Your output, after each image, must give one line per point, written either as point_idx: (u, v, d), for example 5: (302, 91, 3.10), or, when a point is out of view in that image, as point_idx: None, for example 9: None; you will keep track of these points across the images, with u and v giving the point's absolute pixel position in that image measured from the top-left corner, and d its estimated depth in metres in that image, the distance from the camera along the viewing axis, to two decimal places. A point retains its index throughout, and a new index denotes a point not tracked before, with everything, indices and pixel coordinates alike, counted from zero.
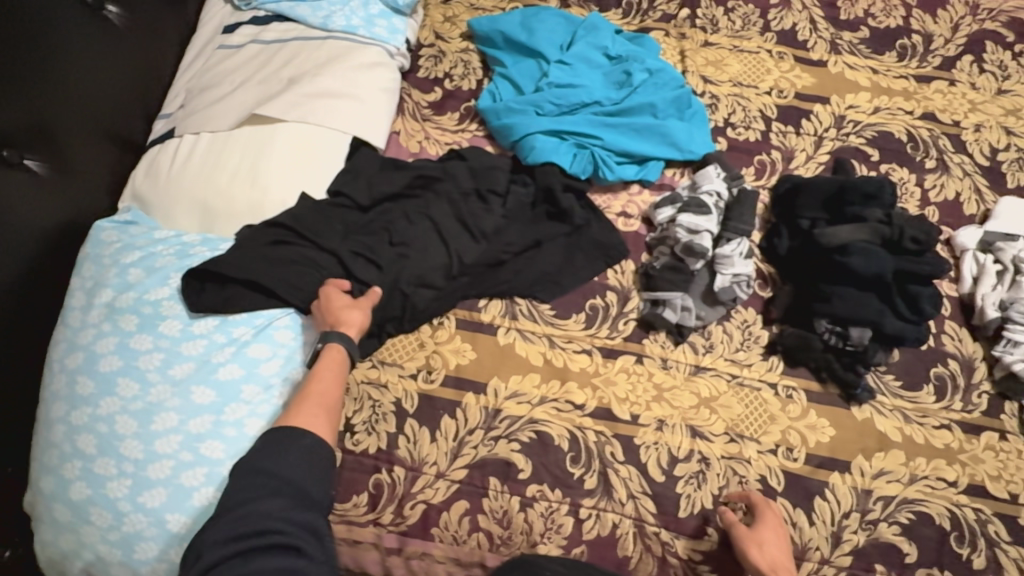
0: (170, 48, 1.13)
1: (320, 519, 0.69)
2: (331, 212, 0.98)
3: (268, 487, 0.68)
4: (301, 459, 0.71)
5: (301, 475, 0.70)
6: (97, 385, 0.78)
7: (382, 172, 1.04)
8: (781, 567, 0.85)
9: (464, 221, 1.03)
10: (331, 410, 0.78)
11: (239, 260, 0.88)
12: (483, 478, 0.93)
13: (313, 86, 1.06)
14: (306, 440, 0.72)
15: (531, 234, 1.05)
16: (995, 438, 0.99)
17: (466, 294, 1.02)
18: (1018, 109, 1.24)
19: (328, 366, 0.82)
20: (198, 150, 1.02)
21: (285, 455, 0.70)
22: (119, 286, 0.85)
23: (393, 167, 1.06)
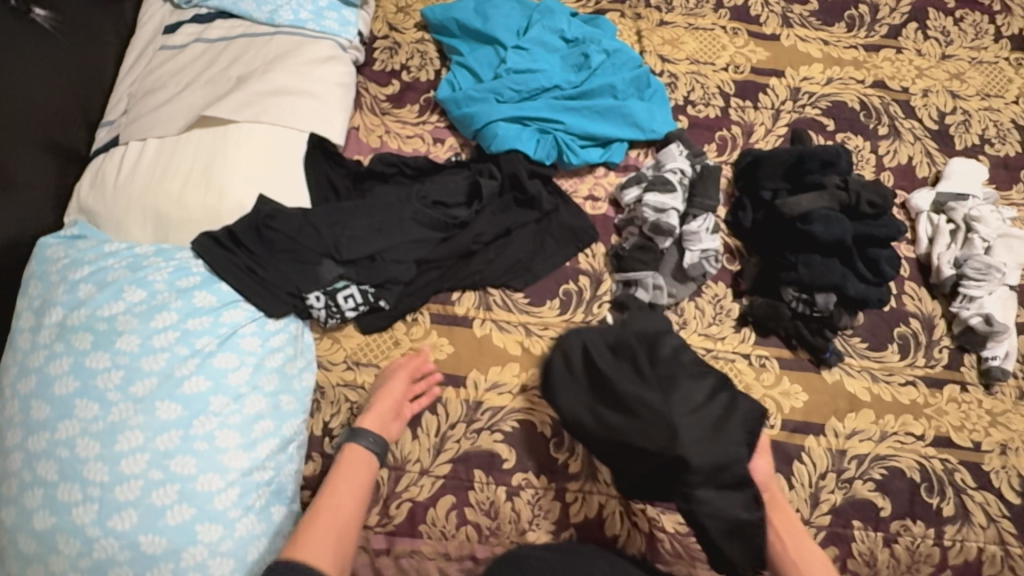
0: (108, 52, 1.07)
1: None
2: (302, 217, 0.95)
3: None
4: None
5: None
6: (53, 409, 0.74)
7: (692, 412, 0.84)
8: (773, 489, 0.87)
9: (430, 223, 1.02)
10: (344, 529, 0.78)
11: (223, 269, 0.87)
12: (467, 471, 0.94)
13: (264, 83, 1.02)
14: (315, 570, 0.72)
15: (502, 223, 1.05)
16: (957, 390, 1.03)
17: (438, 288, 1.01)
18: (962, 72, 1.28)
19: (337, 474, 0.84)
20: (146, 157, 0.97)
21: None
22: (70, 304, 0.80)
23: (680, 381, 0.87)
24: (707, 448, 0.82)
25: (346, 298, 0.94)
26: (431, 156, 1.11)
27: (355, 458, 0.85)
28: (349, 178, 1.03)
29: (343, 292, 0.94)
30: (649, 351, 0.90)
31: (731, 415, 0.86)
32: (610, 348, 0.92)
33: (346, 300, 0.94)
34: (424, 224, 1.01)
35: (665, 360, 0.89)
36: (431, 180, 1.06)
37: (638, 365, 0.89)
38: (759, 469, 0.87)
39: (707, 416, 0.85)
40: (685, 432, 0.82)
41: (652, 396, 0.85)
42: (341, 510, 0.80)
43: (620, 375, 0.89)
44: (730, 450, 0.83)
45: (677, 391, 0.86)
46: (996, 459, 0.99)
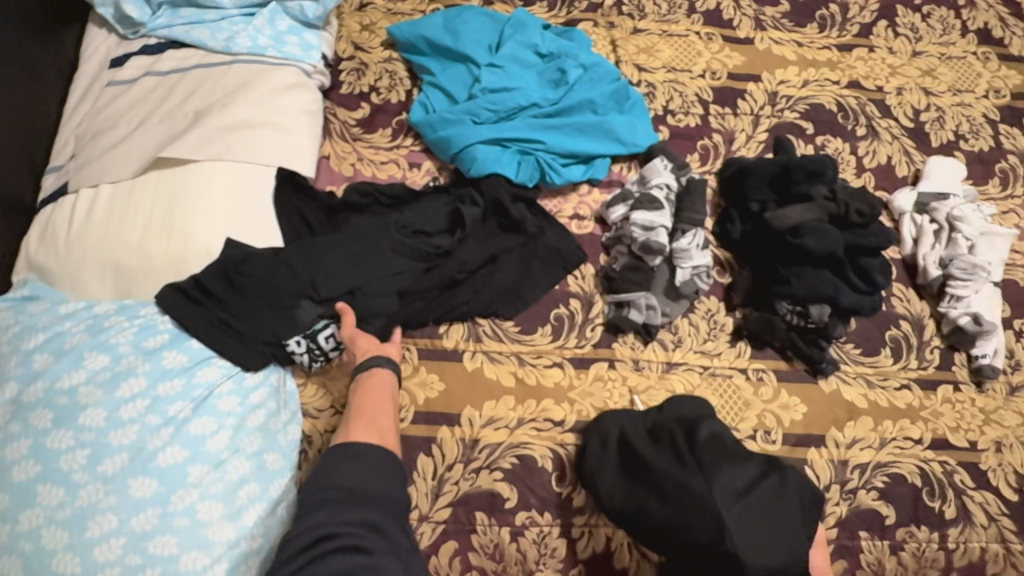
0: (50, 90, 1.00)
1: (378, 514, 0.68)
2: (275, 257, 0.89)
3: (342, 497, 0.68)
4: (378, 463, 0.73)
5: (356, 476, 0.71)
6: (11, 498, 0.68)
7: (738, 500, 0.76)
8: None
9: (413, 254, 0.97)
10: (372, 419, 0.79)
11: (192, 324, 0.82)
12: (468, 514, 0.90)
13: (224, 117, 0.96)
14: (352, 445, 0.74)
15: (484, 251, 1.00)
16: (950, 390, 1.03)
17: (425, 321, 0.97)
18: (933, 68, 1.29)
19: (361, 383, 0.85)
20: (99, 205, 0.90)
21: (337, 462, 0.72)
22: (25, 378, 0.74)
23: (723, 465, 0.78)
24: (762, 544, 0.74)
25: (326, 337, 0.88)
26: (408, 183, 1.07)
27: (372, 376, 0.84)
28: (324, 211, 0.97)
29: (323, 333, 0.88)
30: (689, 434, 0.84)
31: (787, 501, 0.78)
32: (647, 434, 0.88)
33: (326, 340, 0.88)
34: (404, 254, 0.96)
35: (704, 441, 0.81)
36: (410, 207, 1.01)
37: (677, 446, 0.83)
38: (814, 561, 0.86)
39: (755, 500, 0.76)
40: (738, 527, 0.74)
41: (693, 485, 0.78)
42: (375, 415, 0.80)
43: (656, 457, 0.83)
44: (788, 544, 0.76)
45: (720, 474, 0.78)
46: (992, 457, 1.00)
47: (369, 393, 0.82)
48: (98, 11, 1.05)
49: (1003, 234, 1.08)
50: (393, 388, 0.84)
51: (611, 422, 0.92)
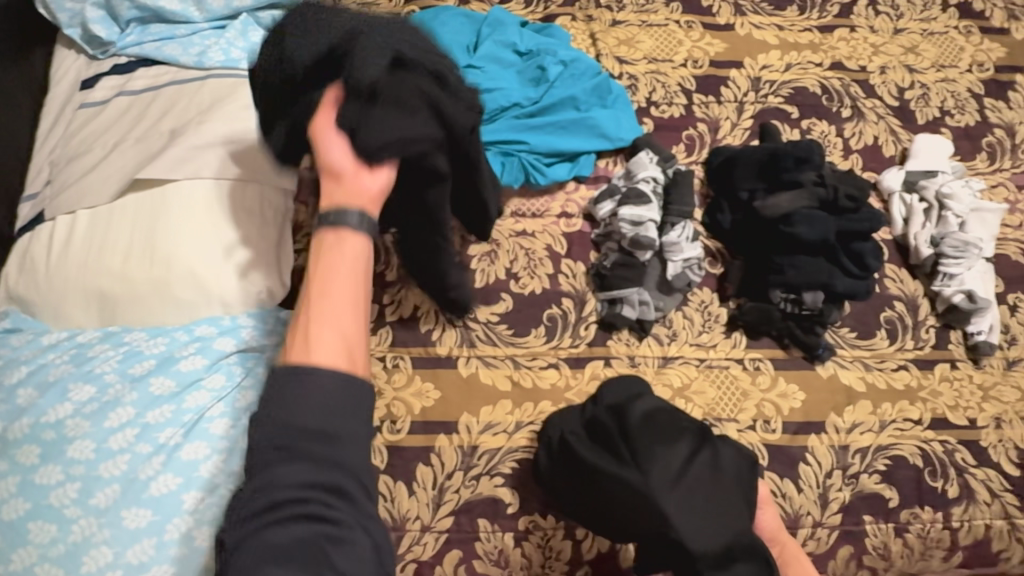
0: (21, 117, 0.98)
1: (344, 474, 0.58)
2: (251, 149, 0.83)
3: (298, 447, 0.58)
4: (334, 394, 0.60)
5: (318, 416, 0.59)
6: (4, 538, 0.66)
7: (675, 486, 0.75)
8: (782, 536, 0.84)
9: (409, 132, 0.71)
10: (335, 321, 0.64)
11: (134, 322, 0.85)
12: (471, 522, 0.89)
13: (201, 135, 0.94)
14: (311, 374, 0.60)
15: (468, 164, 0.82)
16: (947, 368, 1.03)
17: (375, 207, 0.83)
18: (916, 45, 1.28)
19: (326, 256, 0.67)
20: (78, 232, 0.89)
21: (294, 395, 0.59)
22: (10, 413, 0.72)
23: (655, 452, 0.77)
24: (704, 525, 0.73)
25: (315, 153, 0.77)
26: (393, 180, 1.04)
27: (335, 240, 0.68)
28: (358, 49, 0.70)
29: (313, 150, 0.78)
30: (622, 424, 0.82)
31: (723, 477, 0.77)
32: (585, 429, 0.87)
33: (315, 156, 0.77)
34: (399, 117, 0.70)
35: (635, 429, 0.80)
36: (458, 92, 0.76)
37: (612, 439, 0.82)
38: (765, 521, 0.84)
39: (691, 481, 0.75)
40: (677, 517, 0.73)
41: (627, 480, 0.77)
42: (339, 313, 0.64)
43: (594, 454, 0.82)
44: (733, 522, 0.74)
45: (654, 462, 0.76)
46: (992, 434, 0.99)
47: (333, 283, 0.65)
48: (65, 32, 1.03)
49: (993, 210, 1.08)
50: (362, 267, 0.68)
51: (555, 425, 0.90)
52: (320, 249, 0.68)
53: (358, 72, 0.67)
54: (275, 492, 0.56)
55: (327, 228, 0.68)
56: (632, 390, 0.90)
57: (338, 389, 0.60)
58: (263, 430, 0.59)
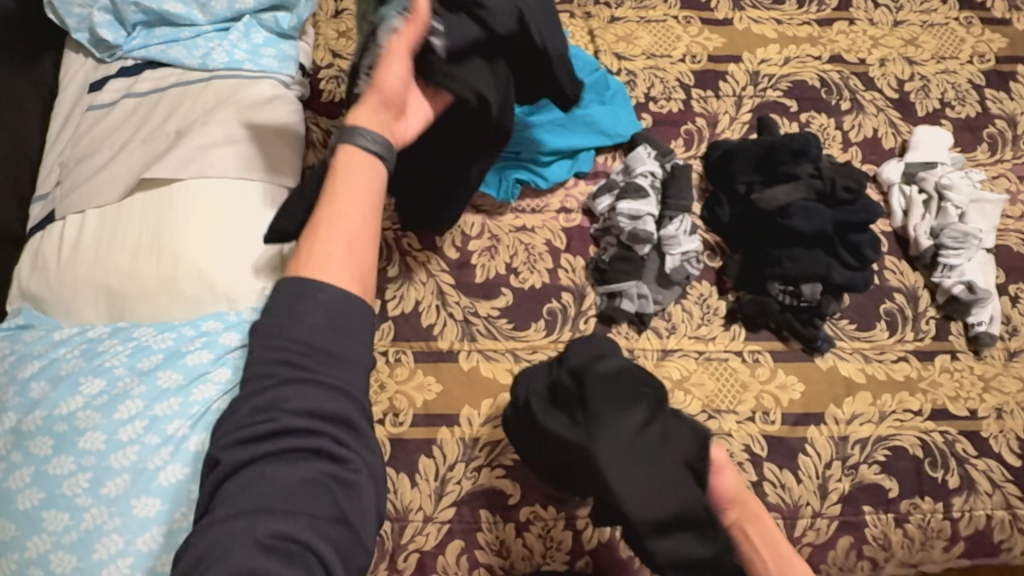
0: (32, 119, 1.00)
1: (349, 401, 0.58)
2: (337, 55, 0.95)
3: (302, 366, 0.57)
4: (337, 315, 0.59)
5: (325, 336, 0.58)
6: (18, 526, 0.69)
7: (624, 453, 0.72)
8: (740, 497, 0.79)
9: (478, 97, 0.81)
10: (352, 240, 0.64)
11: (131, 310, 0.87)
12: (473, 513, 0.91)
13: (206, 135, 0.96)
14: (322, 292, 0.59)
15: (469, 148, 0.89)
16: (948, 359, 1.03)
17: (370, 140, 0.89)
18: (916, 37, 1.27)
19: (346, 173, 0.68)
20: (87, 231, 0.91)
21: (302, 310, 0.58)
22: (24, 407, 0.74)
23: (607, 418, 0.74)
24: (648, 497, 0.70)
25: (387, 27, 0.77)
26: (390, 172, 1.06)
27: (358, 162, 0.68)
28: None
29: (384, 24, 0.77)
30: (584, 387, 0.77)
31: (673, 447, 0.73)
32: (547, 387, 0.81)
33: (386, 31, 0.77)
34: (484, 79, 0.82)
35: (592, 394, 0.75)
36: (547, 63, 0.88)
37: (573, 404, 0.77)
38: (721, 482, 0.79)
39: (652, 454, 0.73)
40: (619, 484, 0.71)
41: (575, 441, 0.74)
42: (353, 230, 0.64)
43: (552, 417, 0.78)
44: (678, 492, 0.71)
45: (613, 429, 0.73)
46: (993, 424, 0.99)
47: (352, 204, 0.65)
48: (74, 37, 1.05)
49: (994, 201, 1.08)
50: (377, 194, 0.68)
51: (523, 387, 0.84)
52: (340, 168, 0.68)
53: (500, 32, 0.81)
54: (283, 416, 0.55)
55: (354, 146, 0.69)
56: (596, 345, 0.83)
57: (340, 309, 0.59)
58: (268, 346, 0.58)
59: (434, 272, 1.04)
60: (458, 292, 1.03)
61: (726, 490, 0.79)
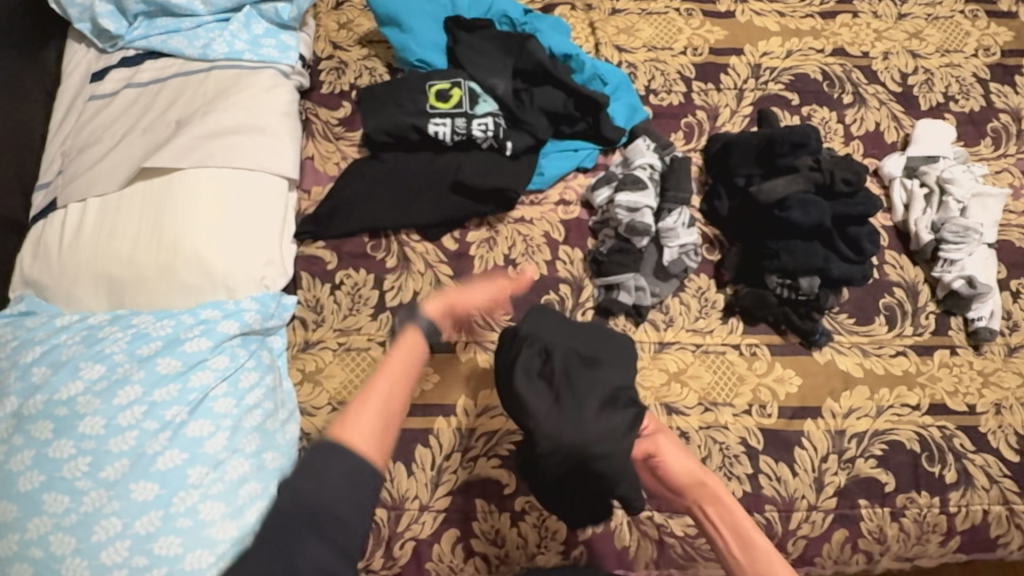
0: (35, 109, 1.01)
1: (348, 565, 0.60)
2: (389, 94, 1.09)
3: (318, 527, 0.60)
4: (354, 483, 0.63)
5: (343, 501, 0.62)
6: (19, 508, 0.70)
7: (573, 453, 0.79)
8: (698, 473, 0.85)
9: (511, 171, 1.06)
10: (389, 415, 0.72)
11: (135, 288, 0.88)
12: (469, 503, 0.92)
13: (206, 125, 0.96)
14: (353, 459, 0.64)
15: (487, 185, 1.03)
16: (947, 354, 1.03)
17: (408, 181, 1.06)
18: (920, 30, 1.26)
19: (398, 353, 0.78)
20: (88, 218, 0.92)
21: (330, 473, 0.63)
22: (24, 391, 0.75)
23: (585, 421, 0.79)
24: (559, 485, 0.82)
25: (480, 125, 1.04)
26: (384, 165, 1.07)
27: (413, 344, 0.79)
28: (557, 105, 1.09)
29: (478, 120, 1.05)
30: (587, 375, 0.83)
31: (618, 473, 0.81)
32: (548, 349, 0.85)
33: (480, 127, 1.04)
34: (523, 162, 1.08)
35: (584, 392, 0.81)
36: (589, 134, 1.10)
37: (564, 381, 0.81)
38: (673, 464, 0.86)
39: (599, 469, 0.79)
40: (550, 466, 0.80)
41: (540, 415, 0.80)
42: (393, 402, 0.73)
43: (536, 386, 0.82)
44: (588, 496, 0.82)
45: (587, 426, 0.79)
46: (992, 420, 0.99)
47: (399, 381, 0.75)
48: (76, 27, 1.06)
49: (995, 195, 1.07)
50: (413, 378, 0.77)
51: (530, 329, 0.88)
52: (396, 351, 0.78)
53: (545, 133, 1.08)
54: (297, 570, 0.58)
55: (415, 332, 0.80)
56: (607, 338, 0.90)
57: (355, 482, 0.63)
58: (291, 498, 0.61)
59: (432, 263, 1.04)
60: (456, 283, 1.03)
61: (677, 475, 0.85)
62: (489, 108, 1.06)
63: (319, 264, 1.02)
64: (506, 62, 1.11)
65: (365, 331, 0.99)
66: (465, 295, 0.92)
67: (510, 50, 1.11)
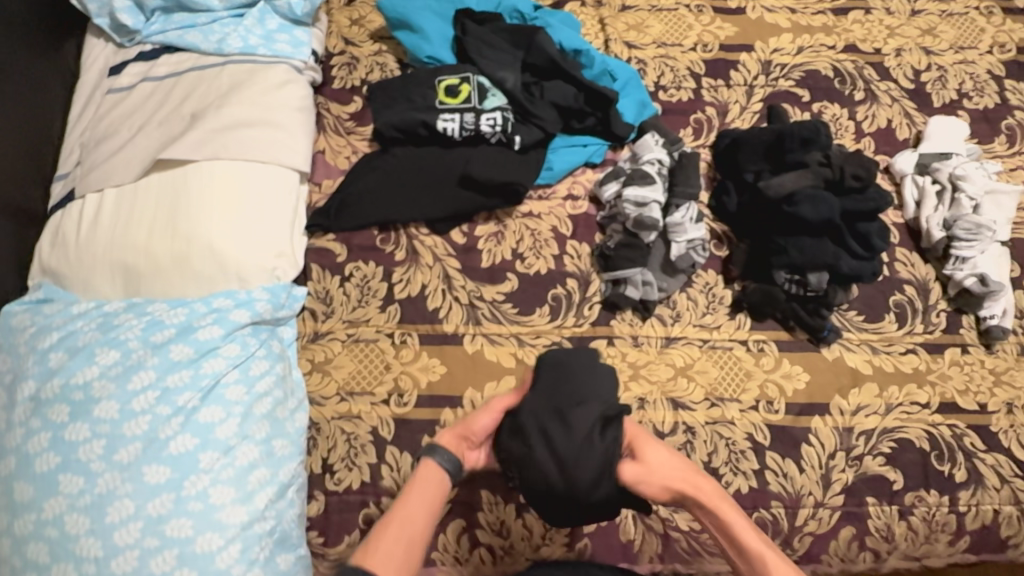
0: (55, 102, 1.03)
1: None
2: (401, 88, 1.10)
3: None
4: None
5: None
6: (36, 488, 0.71)
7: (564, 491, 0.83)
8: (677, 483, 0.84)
9: (518, 165, 1.06)
10: (410, 543, 0.78)
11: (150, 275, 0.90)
12: (474, 494, 0.92)
13: (220, 118, 0.98)
14: None
15: (493, 180, 1.04)
16: (958, 353, 1.02)
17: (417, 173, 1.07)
18: (934, 27, 1.25)
19: (420, 483, 0.84)
20: (105, 208, 0.94)
21: None
22: (42, 375, 0.77)
23: (569, 460, 0.82)
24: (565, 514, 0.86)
25: (488, 120, 1.05)
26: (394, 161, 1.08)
27: (434, 472, 0.84)
28: (564, 100, 1.09)
29: (486, 115, 1.06)
30: (560, 418, 0.85)
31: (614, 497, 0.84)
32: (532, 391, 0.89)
33: (488, 121, 1.05)
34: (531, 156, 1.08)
35: (562, 433, 0.84)
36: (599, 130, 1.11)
37: (538, 429, 0.84)
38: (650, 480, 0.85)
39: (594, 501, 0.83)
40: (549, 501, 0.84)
41: (526, 460, 0.84)
42: (411, 526, 0.79)
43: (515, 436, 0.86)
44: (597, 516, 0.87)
45: (568, 469, 0.82)
46: (1003, 419, 0.98)
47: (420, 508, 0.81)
48: (95, 22, 1.08)
49: (1008, 192, 1.06)
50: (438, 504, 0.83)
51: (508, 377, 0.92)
52: (414, 484, 0.83)
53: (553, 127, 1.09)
54: None
55: (433, 462, 0.85)
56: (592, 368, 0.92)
57: None
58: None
59: (441, 257, 1.05)
60: (464, 276, 1.04)
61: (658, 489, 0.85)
62: (497, 103, 1.07)
63: (329, 257, 1.04)
64: (514, 57, 1.11)
65: (373, 323, 1.00)
66: (472, 423, 0.89)
67: (518, 46, 1.12)
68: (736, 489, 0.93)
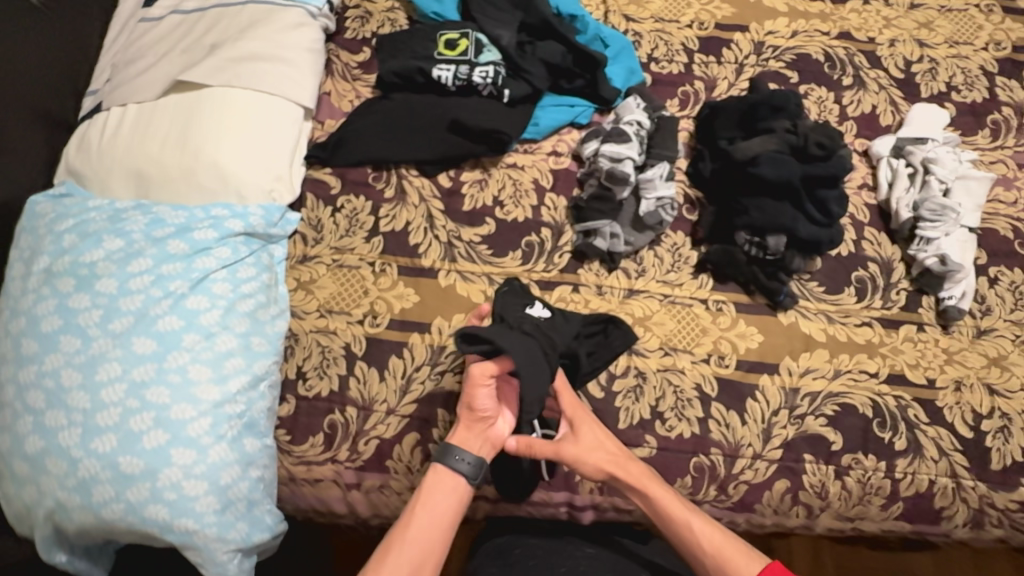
0: (92, 25, 1.14)
1: None
2: (405, 38, 1.18)
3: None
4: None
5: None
6: (40, 344, 0.81)
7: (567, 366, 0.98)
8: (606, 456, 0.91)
9: (506, 115, 1.13)
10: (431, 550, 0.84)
11: (162, 183, 0.99)
12: (431, 411, 0.99)
13: (237, 50, 1.07)
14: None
15: (479, 126, 1.11)
16: (914, 330, 1.04)
17: (413, 118, 1.14)
18: (931, 21, 1.27)
19: (436, 489, 0.88)
20: (126, 121, 1.04)
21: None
22: (55, 252, 0.87)
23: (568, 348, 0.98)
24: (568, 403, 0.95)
25: (481, 72, 1.13)
26: (390, 104, 1.16)
27: (450, 476, 0.88)
28: (556, 59, 1.16)
29: (480, 68, 1.13)
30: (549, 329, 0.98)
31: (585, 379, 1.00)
32: (546, 353, 0.91)
33: (481, 73, 1.13)
34: (518, 108, 1.15)
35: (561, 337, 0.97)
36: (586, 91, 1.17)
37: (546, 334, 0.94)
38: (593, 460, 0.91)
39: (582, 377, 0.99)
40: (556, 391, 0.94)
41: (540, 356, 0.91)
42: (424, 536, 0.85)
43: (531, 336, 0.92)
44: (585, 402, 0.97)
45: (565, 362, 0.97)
46: (950, 395, 1.00)
47: (429, 509, 0.87)
48: None
49: (980, 179, 1.08)
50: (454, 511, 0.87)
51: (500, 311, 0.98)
52: (429, 490, 0.88)
53: (542, 83, 1.15)
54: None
55: (446, 466, 0.88)
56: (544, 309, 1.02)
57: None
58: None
59: (426, 198, 1.12)
60: (446, 217, 1.11)
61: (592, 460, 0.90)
62: (492, 58, 1.14)
63: (323, 188, 1.11)
64: (513, 17, 1.19)
65: (357, 251, 1.08)
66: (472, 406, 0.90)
67: (518, 7, 1.20)
68: (679, 433, 0.98)
